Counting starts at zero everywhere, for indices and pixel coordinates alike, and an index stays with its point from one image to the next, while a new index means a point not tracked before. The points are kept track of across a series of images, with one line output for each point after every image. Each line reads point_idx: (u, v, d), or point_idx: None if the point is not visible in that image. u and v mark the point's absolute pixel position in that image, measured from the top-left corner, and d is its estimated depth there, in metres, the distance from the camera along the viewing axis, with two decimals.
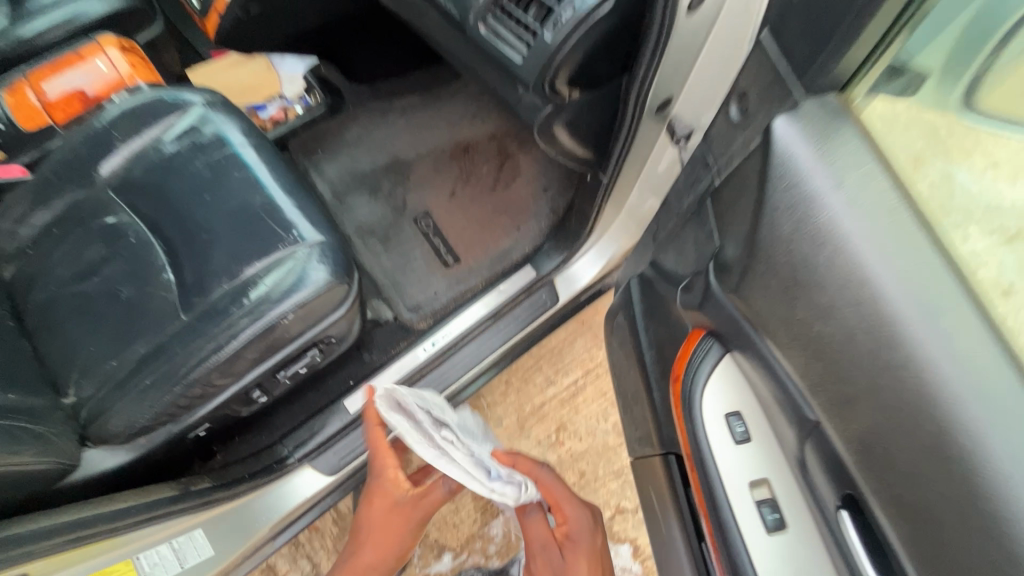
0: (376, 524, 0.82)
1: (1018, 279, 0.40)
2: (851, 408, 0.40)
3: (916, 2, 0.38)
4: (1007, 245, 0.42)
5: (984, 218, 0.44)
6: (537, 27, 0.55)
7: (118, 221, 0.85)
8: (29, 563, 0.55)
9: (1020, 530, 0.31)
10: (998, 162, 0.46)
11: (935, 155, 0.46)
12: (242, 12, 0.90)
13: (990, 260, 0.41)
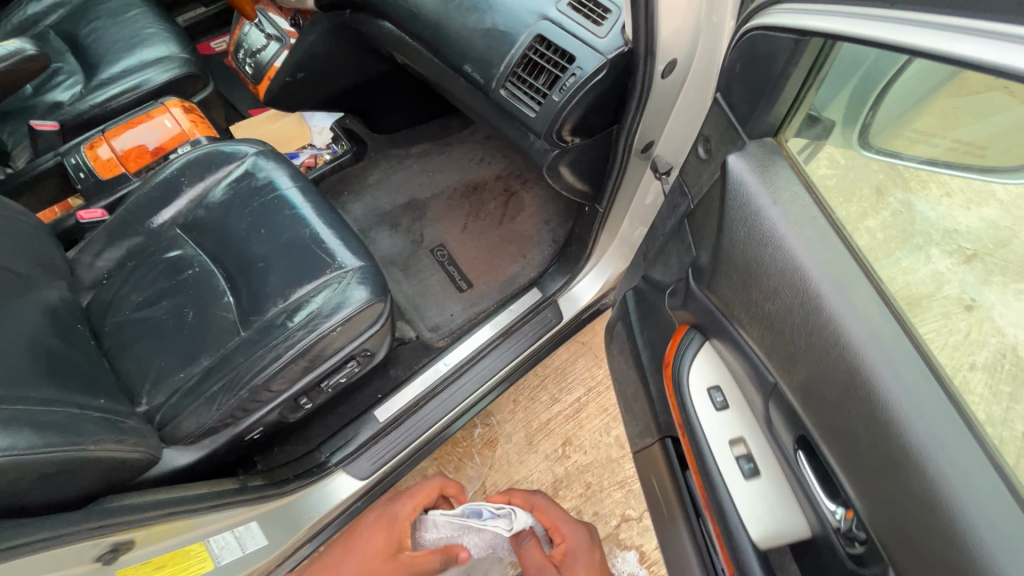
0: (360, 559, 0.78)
1: (981, 296, 0.49)
2: (793, 364, 0.53)
3: (812, 73, 0.55)
4: (965, 264, 0.51)
5: (944, 241, 0.52)
6: (546, 90, 0.72)
7: (183, 253, 0.99)
8: (138, 528, 0.66)
9: (907, 431, 0.44)
10: (951, 192, 0.52)
11: (894, 186, 0.56)
12: (290, 77, 1.07)
13: (951, 281, 0.51)
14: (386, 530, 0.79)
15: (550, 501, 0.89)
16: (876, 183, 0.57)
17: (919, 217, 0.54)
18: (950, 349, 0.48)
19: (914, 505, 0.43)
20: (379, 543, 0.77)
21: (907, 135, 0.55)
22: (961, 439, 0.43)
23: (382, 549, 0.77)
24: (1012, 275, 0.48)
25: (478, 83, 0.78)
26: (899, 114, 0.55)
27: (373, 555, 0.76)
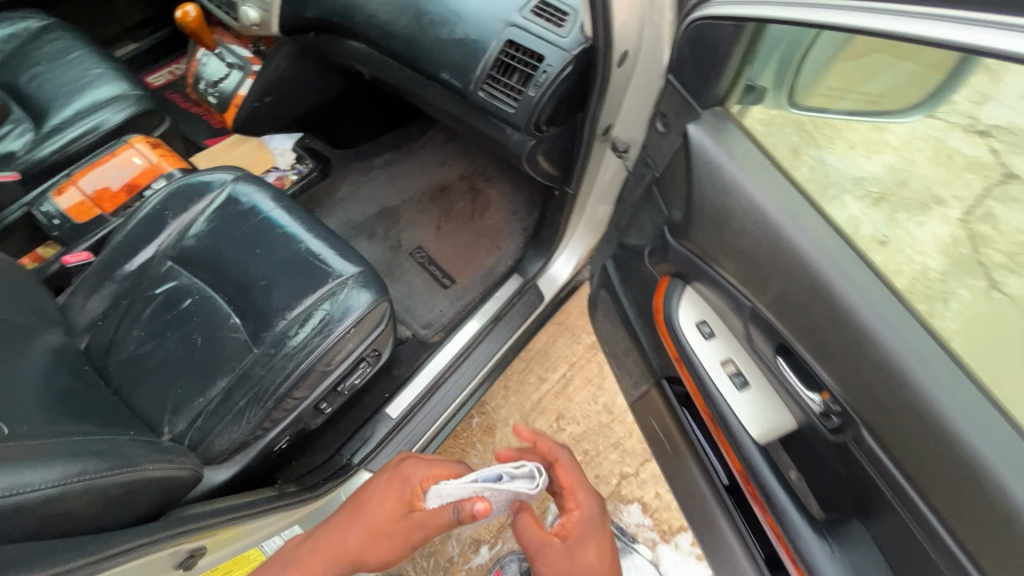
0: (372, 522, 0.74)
1: (887, 232, 0.64)
2: (765, 286, 0.65)
3: (747, 52, 0.67)
4: (874, 207, 0.66)
5: (856, 187, 0.67)
6: (521, 88, 0.81)
7: (180, 284, 1.01)
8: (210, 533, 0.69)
9: (861, 318, 0.57)
10: (854, 145, 0.69)
11: (808, 146, 0.70)
12: (258, 102, 1.11)
13: (867, 220, 0.65)
14: (398, 489, 0.75)
15: (574, 461, 0.86)
16: (791, 145, 0.70)
17: (832, 168, 0.69)
18: (879, 254, 0.61)
19: (871, 370, 0.56)
20: (390, 504, 0.74)
21: (822, 93, 0.70)
22: (898, 315, 0.56)
23: (393, 517, 0.73)
24: (913, 209, 0.65)
25: (456, 88, 0.87)
26: (820, 75, 0.68)
27: (384, 517, 0.73)
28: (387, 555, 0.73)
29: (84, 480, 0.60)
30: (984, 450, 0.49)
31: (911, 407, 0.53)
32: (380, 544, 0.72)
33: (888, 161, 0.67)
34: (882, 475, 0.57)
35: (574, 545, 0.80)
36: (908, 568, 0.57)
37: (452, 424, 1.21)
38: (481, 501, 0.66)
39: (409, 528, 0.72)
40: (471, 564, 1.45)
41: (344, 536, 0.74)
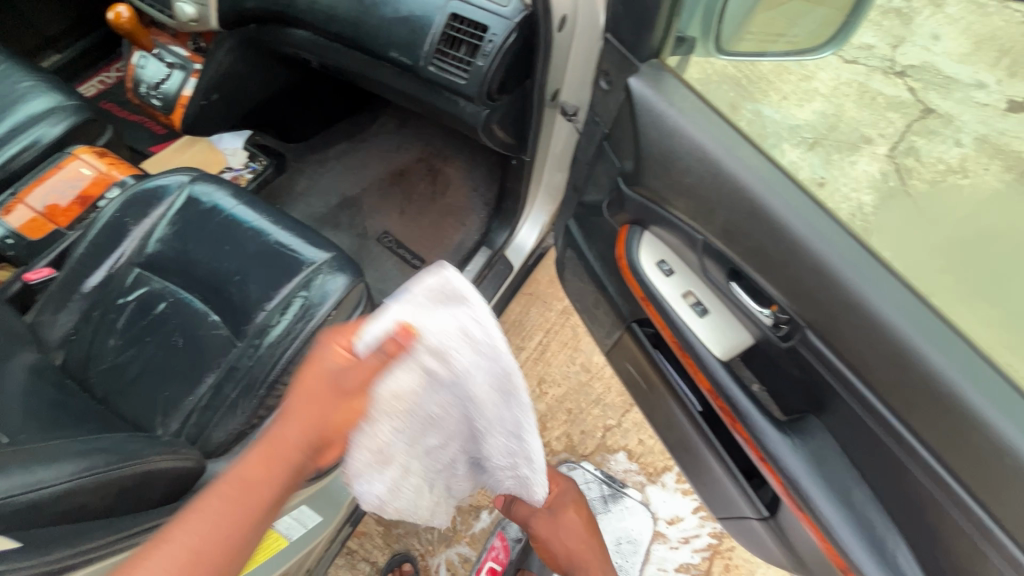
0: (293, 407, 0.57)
1: (822, 173, 0.70)
2: (712, 217, 0.72)
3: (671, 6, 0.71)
4: (810, 151, 0.73)
5: (792, 134, 0.74)
6: (470, 59, 0.84)
7: (151, 289, 1.01)
8: None
9: (797, 234, 0.64)
10: (786, 95, 0.77)
11: (745, 100, 0.76)
12: (205, 100, 1.10)
13: (804, 164, 0.71)
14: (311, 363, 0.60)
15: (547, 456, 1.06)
16: (729, 101, 0.75)
17: (768, 119, 0.75)
18: (808, 177, 0.69)
19: (809, 277, 0.64)
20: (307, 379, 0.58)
21: (748, 41, 0.78)
22: (827, 226, 0.64)
23: (327, 386, 0.57)
24: (846, 150, 0.74)
25: (407, 65, 0.89)
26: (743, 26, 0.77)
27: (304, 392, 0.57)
28: (337, 430, 0.57)
29: (92, 475, 0.65)
30: (908, 329, 0.57)
31: (844, 303, 0.61)
32: (309, 421, 0.56)
33: (817, 107, 0.76)
34: (829, 369, 0.65)
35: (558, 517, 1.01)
36: (858, 444, 0.67)
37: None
38: (399, 330, 0.58)
39: (344, 387, 0.57)
40: (473, 529, 1.51)
41: (279, 441, 0.55)
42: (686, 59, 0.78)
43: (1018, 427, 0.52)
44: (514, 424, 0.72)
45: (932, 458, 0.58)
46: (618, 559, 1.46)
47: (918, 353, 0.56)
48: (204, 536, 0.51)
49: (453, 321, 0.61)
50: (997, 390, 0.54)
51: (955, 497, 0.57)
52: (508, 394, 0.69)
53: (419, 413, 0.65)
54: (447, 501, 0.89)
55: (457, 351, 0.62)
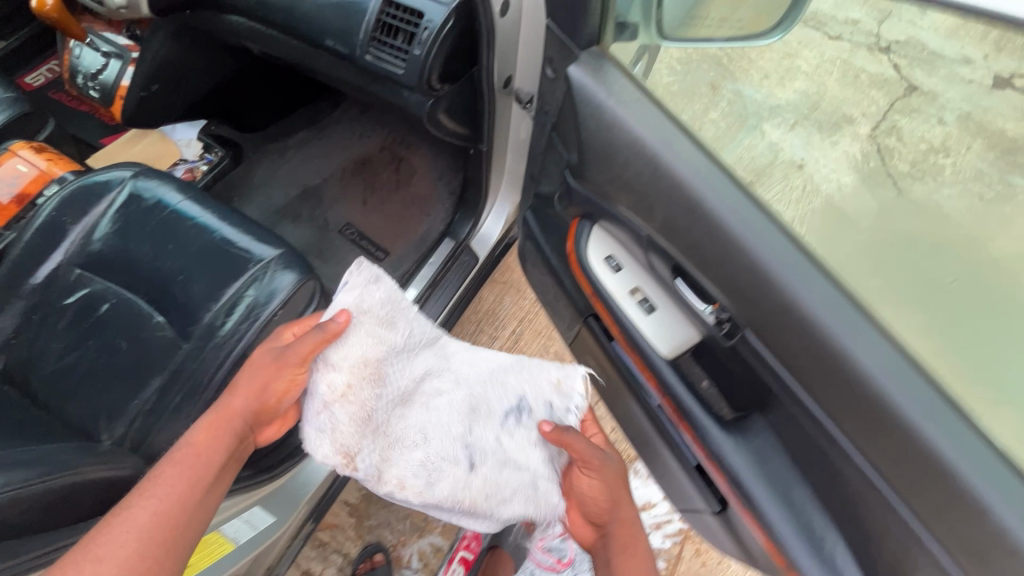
0: (246, 385, 0.78)
1: (807, 154, 0.66)
2: (652, 213, 0.70)
3: None
4: (791, 130, 0.68)
5: (772, 114, 0.69)
6: (407, 47, 0.80)
7: (92, 290, 0.98)
8: None
9: (733, 232, 0.62)
10: (767, 74, 0.69)
11: (726, 80, 0.71)
12: (144, 91, 1.06)
13: (785, 144, 0.67)
14: (262, 354, 0.81)
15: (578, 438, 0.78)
16: (709, 80, 0.72)
17: (748, 101, 0.70)
18: (751, 169, 0.66)
19: (746, 277, 0.62)
20: (260, 365, 0.79)
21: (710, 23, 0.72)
22: (765, 224, 0.61)
23: (264, 367, 0.79)
24: (827, 129, 0.65)
25: (343, 54, 0.85)
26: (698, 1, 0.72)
27: (257, 372, 0.79)
28: (275, 398, 0.78)
29: (14, 490, 0.65)
30: (838, 330, 0.55)
31: (776, 303, 0.59)
32: (263, 392, 0.77)
33: (800, 87, 0.66)
34: (768, 369, 0.64)
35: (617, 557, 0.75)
36: (796, 443, 0.66)
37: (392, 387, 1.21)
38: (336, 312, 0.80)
39: (283, 362, 0.77)
40: (445, 519, 1.51)
41: (224, 412, 0.76)
42: (626, 46, 0.74)
43: (943, 433, 0.50)
44: (472, 361, 0.86)
45: (862, 461, 0.57)
46: None
47: (847, 356, 0.54)
48: (180, 477, 0.68)
49: (382, 301, 0.84)
50: (925, 395, 0.51)
51: (887, 502, 0.56)
52: (447, 348, 0.88)
53: (388, 373, 0.81)
54: (519, 498, 0.82)
55: (390, 319, 0.84)
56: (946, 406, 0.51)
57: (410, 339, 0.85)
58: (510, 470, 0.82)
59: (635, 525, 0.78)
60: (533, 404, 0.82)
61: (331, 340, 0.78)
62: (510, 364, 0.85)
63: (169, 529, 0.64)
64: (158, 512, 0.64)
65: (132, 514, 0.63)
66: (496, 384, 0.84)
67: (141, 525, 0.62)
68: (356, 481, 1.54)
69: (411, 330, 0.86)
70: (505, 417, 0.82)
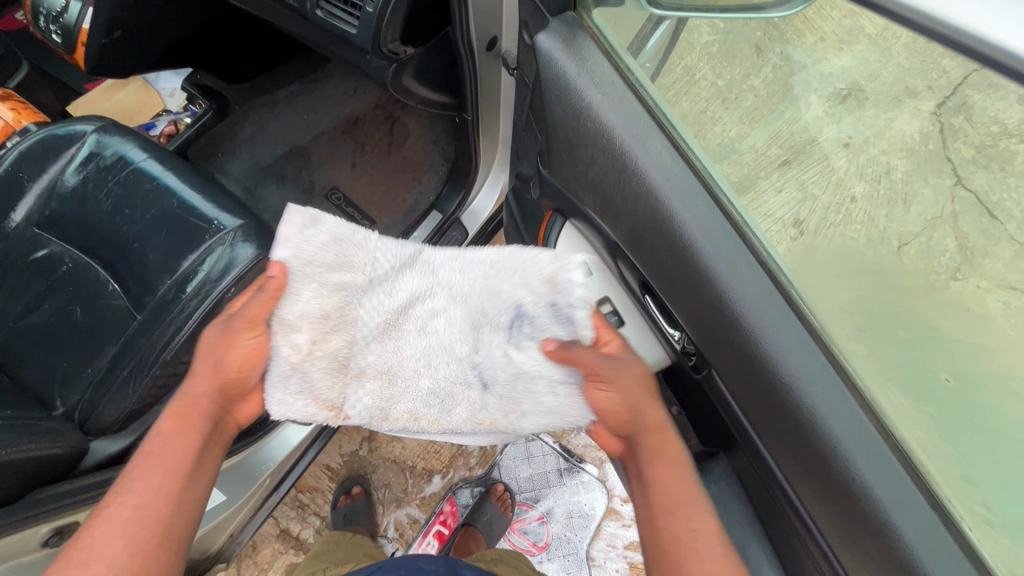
0: (203, 357, 0.68)
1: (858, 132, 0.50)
2: (619, 221, 0.65)
3: None
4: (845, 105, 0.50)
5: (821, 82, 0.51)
6: (360, 3, 0.69)
7: (49, 251, 0.94)
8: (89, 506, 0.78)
9: (699, 253, 0.56)
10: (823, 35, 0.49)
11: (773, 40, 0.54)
12: (107, 38, 1.00)
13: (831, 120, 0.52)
14: (213, 330, 0.69)
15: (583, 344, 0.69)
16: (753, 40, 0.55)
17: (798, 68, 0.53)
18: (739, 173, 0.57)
19: (710, 306, 0.56)
20: (212, 343, 0.68)
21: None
22: (735, 247, 0.54)
23: (217, 340, 0.68)
24: (885, 104, 0.47)
25: (295, 7, 0.76)
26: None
27: (214, 348, 0.68)
28: (235, 369, 0.67)
29: None
30: (801, 383, 0.50)
31: (742, 342, 0.54)
32: (224, 366, 0.66)
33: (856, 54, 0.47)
34: (723, 403, 0.61)
35: (648, 467, 0.62)
36: (755, 493, 0.61)
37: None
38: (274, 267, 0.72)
39: (232, 330, 0.68)
40: (424, 493, 1.47)
41: (192, 398, 0.65)
42: (603, 15, 0.62)
43: (897, 509, 0.45)
44: (462, 268, 0.75)
45: (812, 526, 0.53)
46: (566, 530, 1.44)
47: (806, 412, 0.50)
48: (156, 472, 0.59)
49: (328, 244, 0.73)
50: (885, 467, 0.46)
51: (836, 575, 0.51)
52: (432, 263, 0.76)
53: (359, 311, 0.73)
54: (549, 414, 0.71)
55: (345, 259, 0.73)
56: (908, 483, 0.45)
57: (379, 269, 0.75)
58: (526, 387, 0.71)
59: (665, 428, 0.65)
60: (534, 310, 0.72)
61: (276, 297, 0.70)
62: (509, 264, 0.73)
63: (156, 530, 0.56)
64: (142, 515, 0.56)
65: (114, 516, 0.56)
66: (488, 291, 0.73)
67: (123, 523, 0.56)
68: (339, 446, 1.52)
69: (381, 261, 0.75)
70: (506, 329, 0.72)
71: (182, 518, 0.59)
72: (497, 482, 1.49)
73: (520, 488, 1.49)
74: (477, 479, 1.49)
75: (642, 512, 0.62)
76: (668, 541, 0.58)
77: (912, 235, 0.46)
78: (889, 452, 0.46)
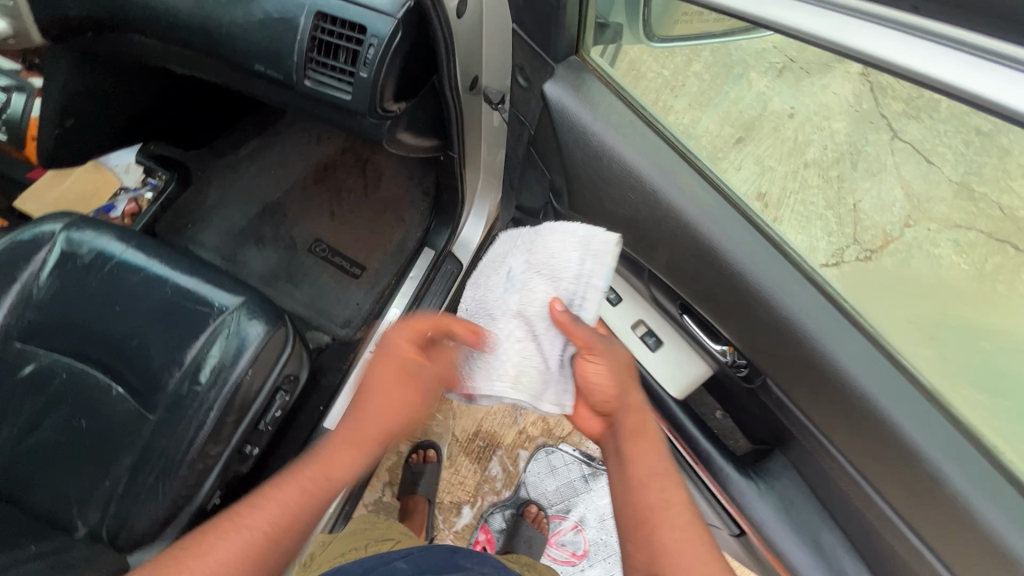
0: (377, 383, 0.62)
1: (795, 101, 0.70)
2: (654, 253, 0.71)
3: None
4: (779, 76, 0.67)
5: (761, 63, 0.67)
6: (352, 69, 0.68)
7: (38, 366, 0.88)
8: None
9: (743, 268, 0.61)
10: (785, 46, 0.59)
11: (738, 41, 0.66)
12: (59, 128, 0.95)
13: (775, 95, 0.70)
14: (388, 359, 0.63)
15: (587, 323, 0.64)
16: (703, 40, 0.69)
17: (732, 47, 0.68)
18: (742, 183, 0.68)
19: (765, 318, 0.60)
20: (391, 375, 0.62)
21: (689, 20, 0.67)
22: (768, 255, 0.60)
23: (391, 371, 0.62)
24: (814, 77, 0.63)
25: (278, 79, 0.73)
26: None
27: (388, 381, 0.62)
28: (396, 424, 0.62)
29: None
30: (865, 382, 0.56)
31: (796, 348, 0.59)
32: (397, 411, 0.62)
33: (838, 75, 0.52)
34: (779, 408, 0.67)
35: (626, 447, 0.63)
36: (819, 482, 0.68)
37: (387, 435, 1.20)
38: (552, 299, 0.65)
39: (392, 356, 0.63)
40: (456, 527, 1.45)
41: (360, 423, 0.61)
42: (598, 55, 0.73)
43: (961, 471, 0.52)
44: (563, 239, 0.67)
45: (880, 500, 0.60)
46: (601, 534, 1.46)
47: (873, 409, 0.55)
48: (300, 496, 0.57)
49: (560, 248, 0.66)
50: (950, 441, 0.53)
51: (897, 533, 0.60)
52: (580, 281, 0.65)
53: (491, 305, 0.72)
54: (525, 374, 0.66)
55: (564, 270, 0.66)
56: (968, 447, 0.53)
57: (576, 288, 0.65)
58: (524, 355, 0.66)
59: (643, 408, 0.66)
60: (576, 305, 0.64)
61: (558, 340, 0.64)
62: (573, 238, 0.67)
63: (257, 557, 0.54)
64: (261, 529, 0.55)
65: (248, 528, 0.54)
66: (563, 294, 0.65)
67: (255, 537, 0.54)
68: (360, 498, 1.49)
69: (583, 277, 0.65)
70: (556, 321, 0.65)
71: (291, 540, 0.56)
72: (528, 502, 1.47)
73: (549, 502, 1.49)
74: (507, 500, 1.48)
75: (616, 485, 0.63)
76: (644, 510, 0.58)
77: (861, 190, 0.68)
78: (944, 423, 0.54)
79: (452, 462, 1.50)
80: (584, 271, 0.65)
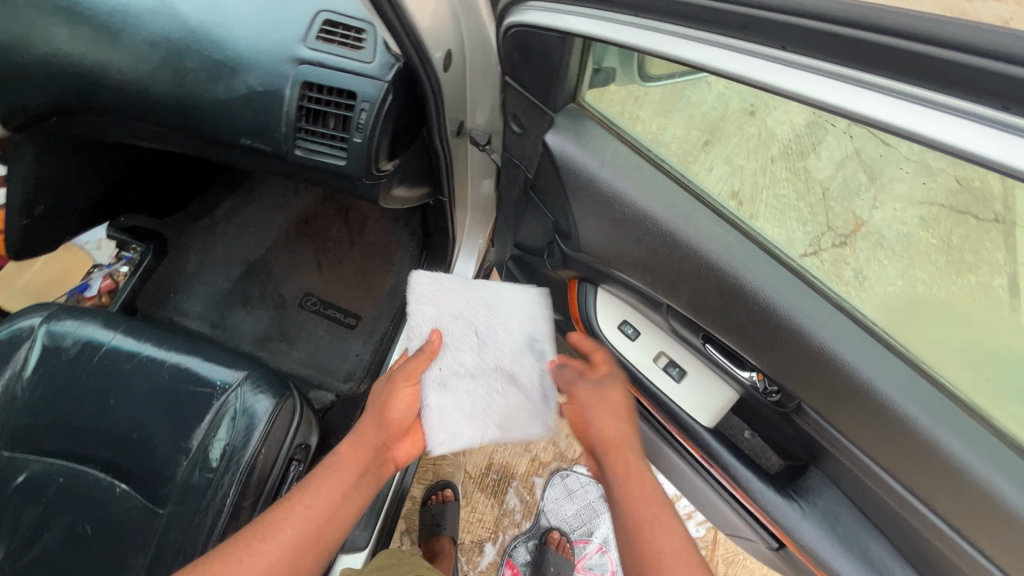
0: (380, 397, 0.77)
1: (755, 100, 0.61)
2: (677, 289, 0.74)
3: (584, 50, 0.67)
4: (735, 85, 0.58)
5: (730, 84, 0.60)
6: (345, 134, 0.70)
7: (32, 473, 0.83)
8: None
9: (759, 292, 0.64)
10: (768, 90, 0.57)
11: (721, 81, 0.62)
12: (26, 219, 0.91)
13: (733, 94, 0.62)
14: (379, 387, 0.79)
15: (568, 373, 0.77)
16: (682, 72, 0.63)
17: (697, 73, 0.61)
18: (747, 208, 0.69)
19: (788, 340, 0.64)
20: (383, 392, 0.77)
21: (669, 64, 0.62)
22: (778, 276, 0.64)
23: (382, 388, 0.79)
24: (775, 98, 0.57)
25: (266, 150, 0.74)
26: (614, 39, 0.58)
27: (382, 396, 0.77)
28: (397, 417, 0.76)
29: None
30: (898, 398, 0.58)
31: (824, 368, 0.62)
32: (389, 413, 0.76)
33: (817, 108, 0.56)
34: (815, 428, 0.69)
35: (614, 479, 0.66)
36: (858, 493, 0.69)
37: (406, 483, 1.17)
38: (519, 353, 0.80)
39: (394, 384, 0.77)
40: (481, 566, 1.41)
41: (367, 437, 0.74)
42: (596, 100, 0.76)
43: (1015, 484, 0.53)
44: (513, 299, 0.83)
45: (928, 512, 0.61)
46: None
47: (910, 423, 0.57)
48: (318, 498, 0.67)
49: (514, 307, 0.82)
50: (1000, 455, 0.54)
51: (956, 546, 0.60)
52: (536, 331, 0.82)
53: (465, 364, 0.79)
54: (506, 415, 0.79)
55: (520, 325, 0.82)
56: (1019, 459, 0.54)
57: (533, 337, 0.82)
58: (506, 402, 0.79)
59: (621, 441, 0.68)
60: (541, 349, 0.81)
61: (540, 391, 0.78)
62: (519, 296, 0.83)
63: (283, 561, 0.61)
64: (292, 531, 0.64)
65: (278, 533, 0.63)
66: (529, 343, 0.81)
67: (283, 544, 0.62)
68: None
69: (537, 328, 0.82)
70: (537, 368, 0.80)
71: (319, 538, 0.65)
72: (550, 529, 1.43)
73: (571, 527, 1.45)
74: (529, 532, 1.43)
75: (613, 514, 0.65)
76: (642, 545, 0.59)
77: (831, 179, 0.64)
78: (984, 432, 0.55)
79: (468, 500, 1.45)
80: (538, 319, 0.82)
